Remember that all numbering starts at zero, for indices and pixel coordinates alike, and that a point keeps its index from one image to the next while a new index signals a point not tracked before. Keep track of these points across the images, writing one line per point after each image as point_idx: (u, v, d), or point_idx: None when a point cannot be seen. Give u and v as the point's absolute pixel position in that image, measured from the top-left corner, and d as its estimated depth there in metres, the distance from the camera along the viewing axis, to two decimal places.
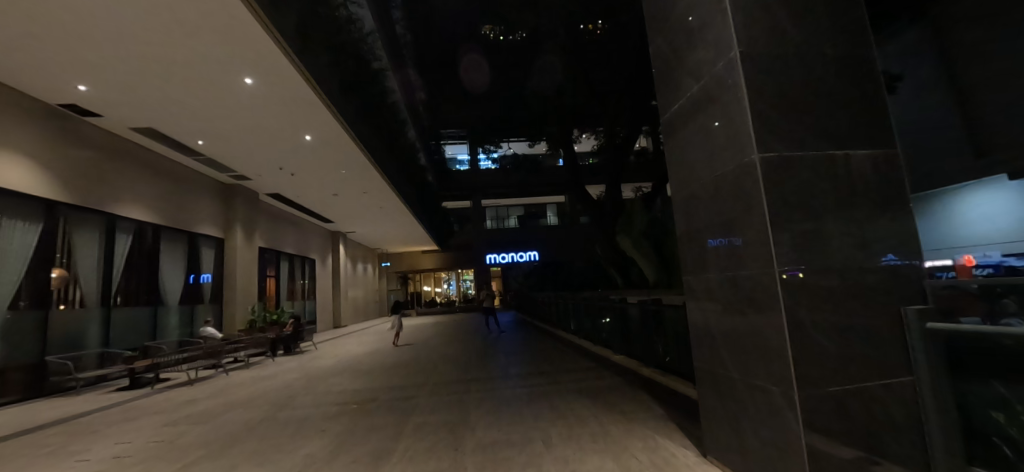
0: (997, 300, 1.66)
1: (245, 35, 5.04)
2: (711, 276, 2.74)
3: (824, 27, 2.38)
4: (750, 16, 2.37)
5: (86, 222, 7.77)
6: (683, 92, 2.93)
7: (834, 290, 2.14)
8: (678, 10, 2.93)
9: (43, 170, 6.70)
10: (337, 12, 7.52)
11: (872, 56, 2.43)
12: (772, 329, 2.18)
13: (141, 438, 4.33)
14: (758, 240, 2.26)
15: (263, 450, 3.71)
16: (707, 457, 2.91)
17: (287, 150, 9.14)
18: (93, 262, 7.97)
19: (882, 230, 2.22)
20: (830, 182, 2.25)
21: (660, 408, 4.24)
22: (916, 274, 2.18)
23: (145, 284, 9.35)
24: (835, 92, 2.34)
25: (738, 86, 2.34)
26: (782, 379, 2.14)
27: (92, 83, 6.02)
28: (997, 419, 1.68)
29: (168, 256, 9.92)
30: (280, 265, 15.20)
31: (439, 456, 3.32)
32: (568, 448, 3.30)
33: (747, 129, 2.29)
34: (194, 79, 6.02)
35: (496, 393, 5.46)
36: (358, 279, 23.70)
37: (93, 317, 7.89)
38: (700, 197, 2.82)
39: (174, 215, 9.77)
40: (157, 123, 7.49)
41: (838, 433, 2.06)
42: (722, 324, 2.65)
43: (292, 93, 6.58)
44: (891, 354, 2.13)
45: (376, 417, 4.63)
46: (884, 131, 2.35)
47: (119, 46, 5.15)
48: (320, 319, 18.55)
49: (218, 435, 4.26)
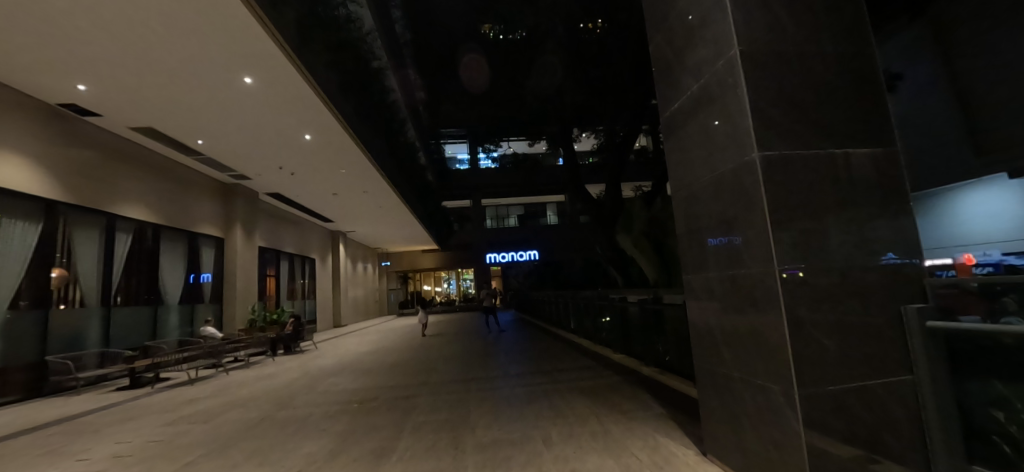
0: (997, 299, 1.66)
1: (246, 35, 5.06)
2: (711, 275, 2.74)
3: (825, 26, 2.38)
4: (750, 14, 2.37)
5: (86, 221, 7.77)
6: (683, 90, 2.93)
7: (833, 289, 2.14)
8: (678, 8, 2.92)
9: (43, 170, 6.71)
10: (337, 12, 7.51)
11: (872, 54, 2.43)
12: (772, 328, 2.18)
13: (140, 438, 4.33)
14: (758, 239, 2.25)
15: (264, 450, 3.71)
16: (707, 456, 2.91)
17: (286, 149, 9.14)
18: (93, 262, 7.96)
19: (882, 230, 2.22)
20: (831, 182, 2.24)
21: (661, 408, 4.22)
22: (916, 273, 2.19)
23: (146, 283, 9.35)
24: (836, 91, 2.34)
25: (739, 84, 2.34)
26: (782, 379, 2.14)
27: (91, 83, 6.03)
28: (997, 418, 1.69)
29: (167, 255, 9.91)
30: (280, 264, 15.19)
31: (438, 456, 3.31)
32: (567, 448, 3.29)
33: (747, 129, 2.29)
34: (194, 78, 6.02)
35: (496, 392, 5.46)
36: (358, 279, 23.68)
37: (93, 317, 7.91)
38: (700, 197, 2.82)
39: (174, 215, 9.77)
40: (156, 122, 7.48)
41: (837, 432, 2.06)
42: (722, 323, 2.65)
43: (292, 93, 6.60)
44: (892, 352, 2.13)
45: (376, 416, 4.63)
46: (884, 129, 2.34)
47: (117, 46, 5.14)
48: (320, 319, 18.54)
49: (218, 435, 4.26)
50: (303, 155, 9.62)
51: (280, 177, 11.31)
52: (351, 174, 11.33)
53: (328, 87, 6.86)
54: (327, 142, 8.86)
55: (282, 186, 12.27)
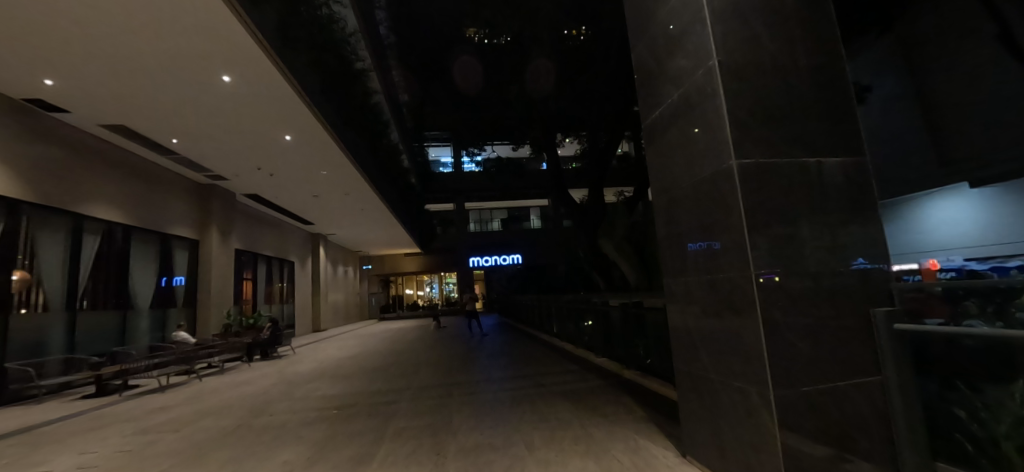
0: (959, 302, 1.77)
1: (224, 33, 4.96)
2: (691, 279, 2.77)
3: (798, 37, 2.46)
4: (727, 27, 2.42)
5: (49, 222, 7.41)
6: (664, 98, 2.98)
7: (806, 292, 2.20)
8: (660, 17, 2.97)
9: (7, 169, 6.39)
10: (319, 11, 7.28)
11: (844, 67, 2.51)
12: (748, 330, 2.23)
13: (108, 447, 4.15)
14: (735, 244, 2.31)
15: (239, 458, 3.61)
16: (686, 457, 2.96)
17: (264, 149, 8.93)
18: (58, 264, 7.65)
19: (853, 236, 2.29)
20: (804, 189, 2.31)
21: (643, 410, 4.25)
22: (884, 278, 2.27)
23: (113, 286, 8.98)
24: (812, 104, 2.41)
25: (717, 94, 2.39)
26: (758, 380, 2.18)
27: (58, 77, 5.77)
28: (960, 416, 1.81)
29: (138, 258, 9.57)
30: (257, 267, 14.81)
31: (420, 460, 3.28)
32: (549, 452, 3.29)
33: (725, 136, 2.34)
34: (170, 75, 5.86)
35: (478, 396, 5.43)
36: (338, 282, 23.26)
37: (57, 322, 7.55)
38: (680, 203, 2.87)
39: (146, 215, 9.42)
40: (127, 119, 7.20)
41: (811, 431, 2.11)
42: (700, 326, 2.69)
43: (270, 91, 6.45)
44: (863, 356, 2.19)
45: (356, 423, 4.54)
46: (854, 139, 2.43)
47: (87, 38, 4.93)
48: (299, 324, 18.14)
49: (190, 444, 4.11)
50: (282, 156, 9.45)
51: (258, 178, 11.05)
52: (332, 176, 11.13)
53: (310, 87, 6.77)
54: (308, 143, 8.73)
55: (261, 187, 11.95)
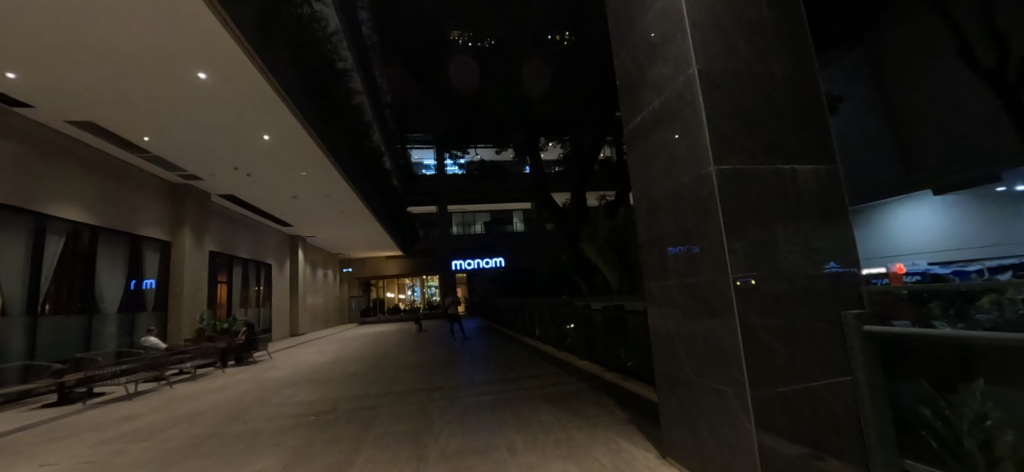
0: (924, 304, 1.91)
1: (201, 28, 4.82)
2: (671, 283, 2.81)
3: (773, 48, 2.54)
4: (707, 36, 2.48)
5: (10, 221, 7.04)
6: (645, 104, 3.03)
7: (781, 295, 2.26)
8: (642, 25, 3.02)
9: None
10: (300, 9, 7.14)
11: (816, 77, 2.60)
12: (726, 332, 2.27)
13: (70, 458, 3.94)
14: (713, 248, 2.35)
15: (212, 467, 3.49)
16: (666, 458, 2.99)
17: (241, 148, 8.70)
18: (18, 266, 7.27)
19: (825, 240, 2.36)
20: (780, 195, 2.38)
21: (624, 413, 4.28)
22: (855, 282, 2.34)
23: (78, 290, 8.59)
24: (786, 113, 2.49)
25: (697, 101, 2.44)
26: (735, 381, 2.22)
27: (21, 71, 5.50)
28: (926, 413, 1.96)
29: (105, 260, 9.19)
30: (232, 270, 14.38)
31: (399, 467, 3.22)
32: (532, 455, 3.27)
33: (704, 142, 2.39)
34: (142, 71, 5.67)
35: (460, 400, 5.38)
36: (318, 285, 22.77)
37: (16, 326, 7.18)
38: (661, 207, 2.91)
39: (114, 216, 9.06)
40: (95, 116, 6.92)
41: (786, 431, 2.15)
42: (680, 329, 2.73)
43: (248, 89, 6.30)
44: (835, 358, 2.25)
45: (335, 429, 4.44)
46: (826, 146, 2.51)
47: (54, 30, 4.73)
48: (276, 328, 17.67)
49: (160, 453, 3.96)
50: (260, 156, 9.23)
51: (234, 178, 10.75)
52: (312, 176, 10.91)
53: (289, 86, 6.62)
54: (287, 143, 8.55)
55: (237, 187, 11.64)
